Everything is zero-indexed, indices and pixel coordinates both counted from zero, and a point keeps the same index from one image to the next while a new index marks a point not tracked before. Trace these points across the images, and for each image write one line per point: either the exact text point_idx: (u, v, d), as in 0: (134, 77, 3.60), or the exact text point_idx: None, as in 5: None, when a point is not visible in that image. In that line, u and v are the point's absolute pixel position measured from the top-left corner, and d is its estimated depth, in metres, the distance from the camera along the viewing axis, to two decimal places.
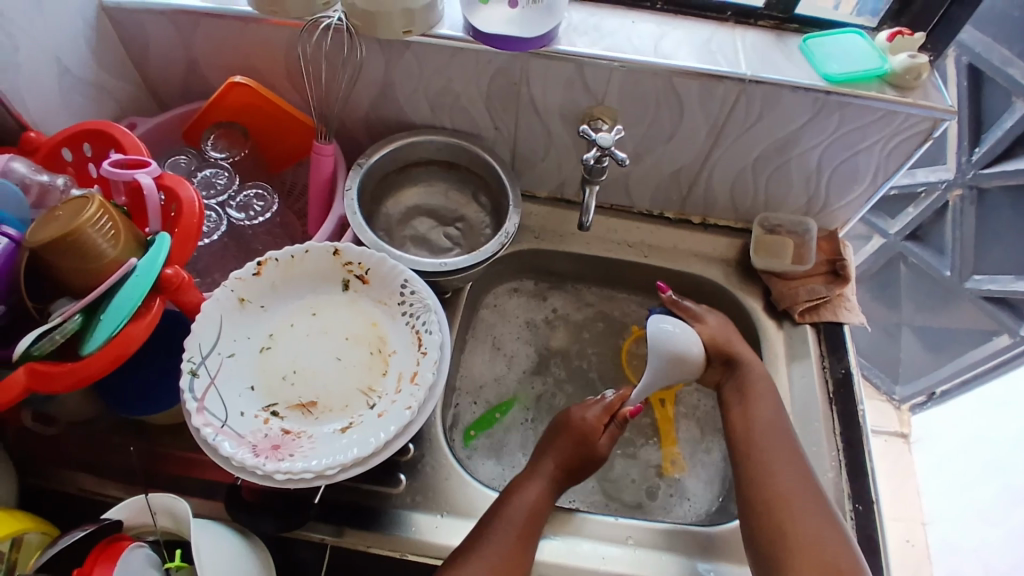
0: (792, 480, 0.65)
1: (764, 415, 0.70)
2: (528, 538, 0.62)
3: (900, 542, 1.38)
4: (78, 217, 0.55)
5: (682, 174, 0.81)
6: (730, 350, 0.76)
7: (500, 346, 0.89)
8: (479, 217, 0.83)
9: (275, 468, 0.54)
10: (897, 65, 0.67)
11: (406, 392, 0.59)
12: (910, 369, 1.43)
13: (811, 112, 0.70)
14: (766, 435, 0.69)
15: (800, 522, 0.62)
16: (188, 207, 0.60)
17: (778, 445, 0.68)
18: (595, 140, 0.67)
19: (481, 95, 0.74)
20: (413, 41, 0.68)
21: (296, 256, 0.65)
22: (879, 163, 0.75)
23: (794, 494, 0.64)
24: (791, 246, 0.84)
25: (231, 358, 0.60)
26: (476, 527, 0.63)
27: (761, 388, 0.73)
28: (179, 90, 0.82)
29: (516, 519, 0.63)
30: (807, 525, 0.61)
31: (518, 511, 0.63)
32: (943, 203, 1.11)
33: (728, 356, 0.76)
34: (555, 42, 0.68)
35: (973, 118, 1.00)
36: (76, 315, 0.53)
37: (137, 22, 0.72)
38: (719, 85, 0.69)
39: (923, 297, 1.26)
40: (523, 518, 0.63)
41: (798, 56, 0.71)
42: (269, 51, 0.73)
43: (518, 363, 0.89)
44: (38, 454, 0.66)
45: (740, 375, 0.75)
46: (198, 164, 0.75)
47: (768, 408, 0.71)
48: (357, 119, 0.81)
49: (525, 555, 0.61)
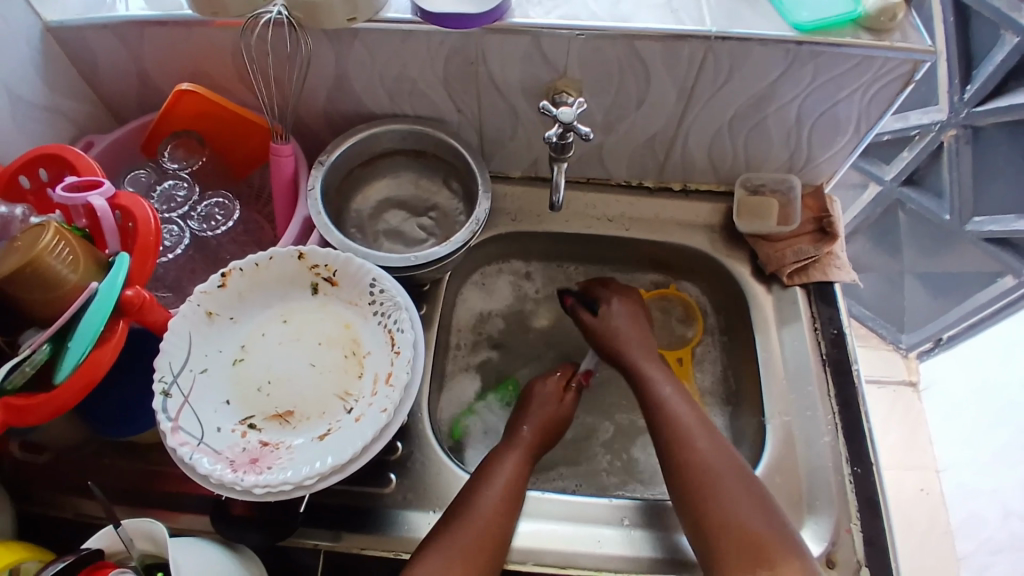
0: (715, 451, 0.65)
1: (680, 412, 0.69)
2: (509, 509, 0.64)
3: (915, 490, 1.36)
4: (36, 245, 0.54)
5: (657, 140, 0.78)
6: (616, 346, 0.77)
7: (490, 334, 0.88)
8: (452, 204, 0.81)
9: (254, 482, 0.54)
10: (870, 7, 0.64)
11: (381, 394, 0.58)
12: (916, 317, 1.40)
13: (783, 65, 0.67)
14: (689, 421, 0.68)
15: (718, 505, 0.62)
16: (145, 225, 0.58)
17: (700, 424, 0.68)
18: (556, 116, 0.65)
19: (440, 78, 0.71)
20: (360, 29, 0.66)
21: (261, 263, 0.64)
22: (861, 111, 0.71)
23: (715, 469, 0.64)
24: (775, 207, 0.81)
25: (204, 374, 0.60)
26: (458, 499, 0.65)
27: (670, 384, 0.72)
28: (136, 103, 0.79)
29: (499, 486, 0.65)
30: (732, 505, 0.62)
31: (498, 482, 0.65)
32: (937, 145, 1.06)
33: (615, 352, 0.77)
34: (509, 16, 0.65)
35: (962, 54, 0.96)
36: (44, 345, 0.52)
37: (81, 39, 0.70)
38: (684, 46, 0.65)
39: (923, 242, 1.23)
40: (510, 478, 0.66)
41: (766, 7, 0.67)
42: (217, 54, 0.71)
43: (506, 351, 0.88)
44: (29, 484, 0.66)
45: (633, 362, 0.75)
46: (158, 177, 0.74)
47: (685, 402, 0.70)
48: (317, 114, 0.78)
49: (505, 522, 0.63)
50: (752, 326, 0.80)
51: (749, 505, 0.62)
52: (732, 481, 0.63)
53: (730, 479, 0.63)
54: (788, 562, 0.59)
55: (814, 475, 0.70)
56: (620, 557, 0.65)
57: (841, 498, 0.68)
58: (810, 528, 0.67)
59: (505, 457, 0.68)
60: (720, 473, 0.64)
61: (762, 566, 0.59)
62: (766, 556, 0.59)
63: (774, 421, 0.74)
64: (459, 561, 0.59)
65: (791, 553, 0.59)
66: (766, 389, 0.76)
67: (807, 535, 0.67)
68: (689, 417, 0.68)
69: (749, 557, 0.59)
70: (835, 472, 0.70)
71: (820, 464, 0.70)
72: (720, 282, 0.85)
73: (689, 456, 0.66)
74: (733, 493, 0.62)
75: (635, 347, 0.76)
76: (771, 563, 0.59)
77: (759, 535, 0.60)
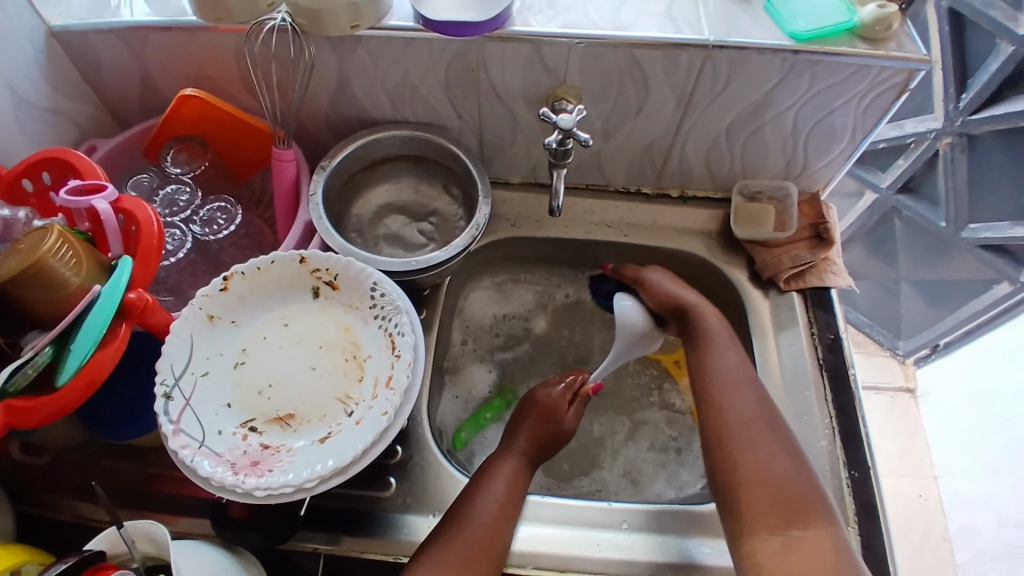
0: (746, 407, 0.68)
1: (725, 372, 0.70)
2: (506, 516, 0.64)
3: (912, 497, 1.36)
4: (39, 247, 0.54)
5: (656, 147, 0.79)
6: (672, 299, 0.77)
7: (494, 334, 0.89)
8: (452, 209, 0.82)
9: (254, 485, 0.54)
10: (865, 17, 0.64)
11: (382, 397, 0.59)
12: (913, 324, 1.41)
13: (779, 74, 0.68)
14: (731, 372, 0.70)
15: (754, 463, 0.64)
16: (147, 228, 0.59)
17: (740, 376, 0.70)
18: (556, 123, 0.65)
19: (441, 84, 0.72)
20: (363, 36, 0.66)
21: (263, 267, 0.64)
22: (856, 119, 0.72)
23: (744, 424, 0.66)
24: (771, 213, 0.82)
25: (205, 377, 0.60)
26: (455, 505, 0.65)
27: (722, 339, 0.73)
28: (138, 106, 0.80)
29: (497, 492, 0.65)
30: (760, 460, 0.64)
31: (497, 489, 0.65)
32: (933, 153, 1.08)
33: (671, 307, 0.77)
34: (510, 23, 0.66)
35: (958, 63, 0.97)
36: (46, 347, 0.52)
37: (85, 43, 0.71)
38: (683, 54, 0.66)
39: (920, 249, 1.24)
40: (508, 483, 0.66)
41: (763, 16, 0.68)
42: (221, 59, 0.71)
43: (505, 356, 0.89)
44: (28, 485, 0.66)
45: (687, 318, 0.76)
46: (160, 181, 0.75)
47: (730, 354, 0.72)
48: (319, 119, 0.79)
49: (504, 530, 0.63)
50: (749, 332, 0.81)
51: (785, 464, 0.63)
52: (761, 440, 0.65)
53: (761, 435, 0.65)
54: (816, 520, 0.60)
55: None
56: (619, 560, 0.66)
57: (838, 502, 0.68)
58: None
59: (502, 460, 0.68)
60: (757, 432, 0.66)
61: (793, 525, 0.60)
62: (799, 515, 0.61)
63: None
64: (458, 566, 0.59)
65: (821, 513, 0.61)
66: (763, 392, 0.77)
67: None
68: (730, 368, 0.71)
69: (778, 516, 0.61)
70: (832, 476, 0.70)
71: (818, 468, 0.71)
72: (718, 288, 0.86)
73: (725, 417, 0.68)
74: (769, 450, 0.64)
75: (691, 300, 0.77)
76: (804, 522, 0.60)
77: (792, 494, 0.62)
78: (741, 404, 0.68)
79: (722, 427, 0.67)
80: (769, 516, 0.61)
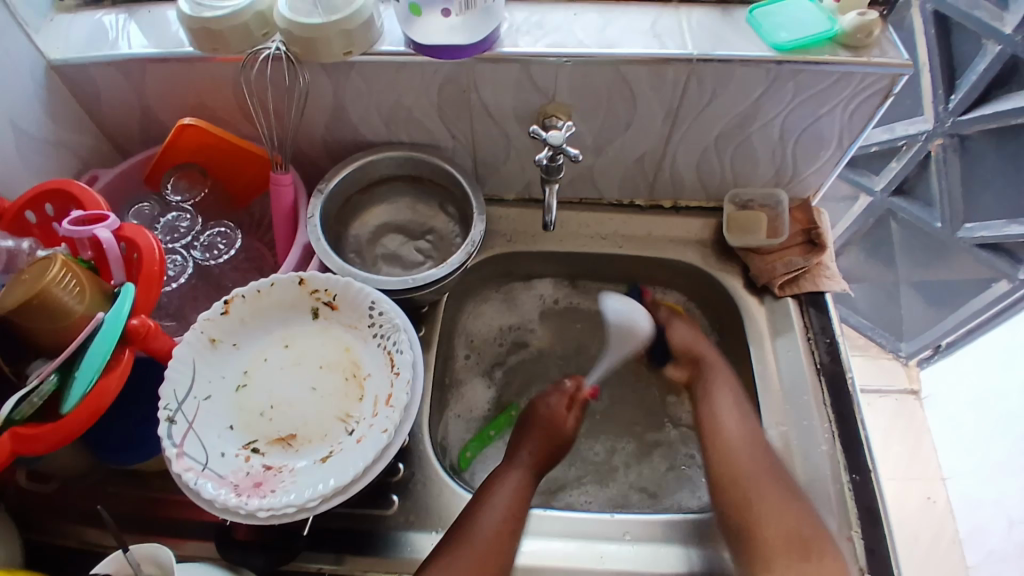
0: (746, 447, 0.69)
1: (727, 420, 0.72)
2: (510, 525, 0.65)
3: (920, 499, 1.35)
4: (43, 277, 0.55)
5: (646, 160, 0.80)
6: (695, 351, 0.81)
7: (500, 343, 0.91)
8: (448, 227, 0.83)
9: (257, 506, 0.54)
10: (847, 25, 0.66)
11: (382, 415, 0.60)
12: (914, 326, 1.41)
13: (764, 84, 0.69)
14: (729, 416, 0.73)
15: (771, 515, 0.65)
16: (149, 254, 0.60)
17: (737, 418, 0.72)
18: (546, 140, 0.67)
19: (433, 106, 0.74)
20: (355, 62, 0.68)
21: (263, 289, 0.65)
22: (843, 125, 0.73)
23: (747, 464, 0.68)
24: (763, 221, 0.83)
25: (207, 401, 0.61)
26: (460, 519, 0.65)
27: (724, 389, 0.76)
28: (138, 136, 0.82)
29: (501, 506, 0.65)
30: (768, 498, 0.66)
31: (500, 503, 0.66)
32: (925, 155, 1.09)
33: (694, 356, 0.81)
34: (498, 45, 0.68)
35: (945, 65, 0.99)
36: (51, 375, 0.53)
37: (85, 76, 0.73)
38: (668, 68, 0.68)
39: (917, 251, 1.24)
40: (511, 497, 0.66)
41: (747, 29, 0.70)
42: (217, 88, 0.73)
43: (506, 369, 0.90)
44: (34, 512, 0.67)
45: (704, 369, 0.79)
46: (162, 210, 0.76)
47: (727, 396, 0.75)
48: (315, 143, 0.81)
49: (508, 542, 0.63)
50: (746, 339, 0.81)
51: (799, 511, 0.65)
52: (764, 479, 0.67)
53: (763, 474, 0.67)
54: (829, 554, 0.62)
55: (812, 486, 0.70)
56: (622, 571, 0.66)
57: (841, 507, 0.69)
58: None
59: (506, 475, 0.69)
60: (771, 484, 0.67)
61: (807, 560, 0.62)
62: (812, 549, 0.62)
63: (772, 432, 0.75)
64: None
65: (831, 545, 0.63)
66: (762, 400, 0.77)
67: None
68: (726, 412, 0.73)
69: (794, 553, 0.62)
70: (833, 481, 0.70)
71: (819, 473, 0.71)
72: (714, 296, 0.86)
73: (732, 463, 0.69)
74: (774, 489, 0.66)
75: (711, 355, 0.80)
76: (818, 556, 0.62)
77: (806, 531, 0.63)
78: (751, 456, 0.69)
79: (735, 483, 0.68)
80: (785, 553, 0.63)
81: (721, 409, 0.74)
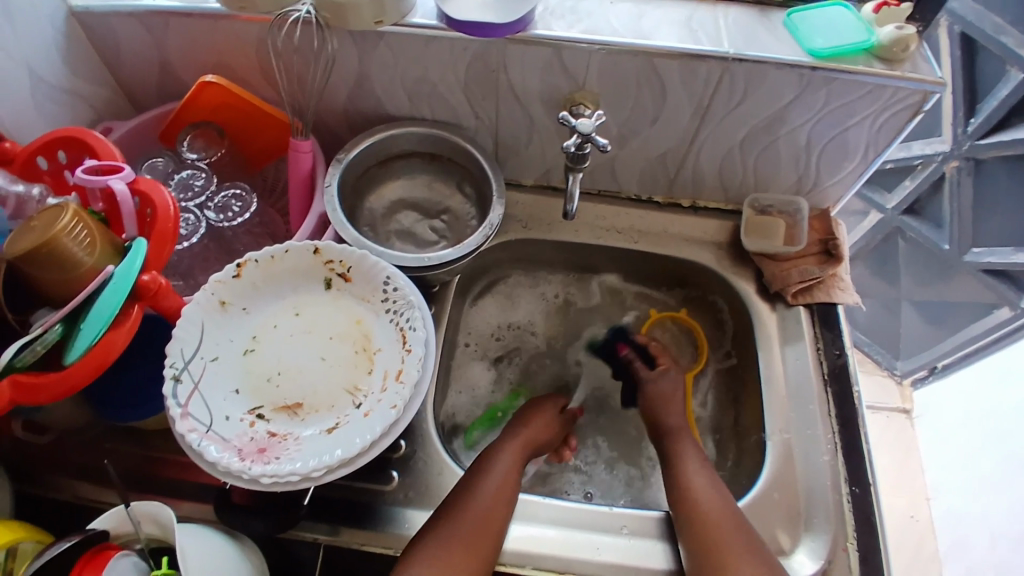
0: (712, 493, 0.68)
1: (693, 474, 0.70)
2: (506, 499, 0.65)
3: (904, 516, 1.37)
4: (53, 226, 0.54)
5: (669, 156, 0.80)
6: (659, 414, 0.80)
7: (496, 339, 0.90)
8: (465, 208, 0.82)
9: (260, 472, 0.54)
10: (883, 37, 0.65)
11: (391, 391, 0.59)
12: (911, 345, 1.42)
13: (796, 90, 0.68)
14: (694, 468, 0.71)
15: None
16: (163, 211, 0.59)
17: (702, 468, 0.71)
18: (575, 126, 0.66)
19: (460, 83, 0.73)
20: (386, 31, 0.67)
21: (277, 255, 0.64)
22: (870, 137, 0.73)
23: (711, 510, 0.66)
24: (782, 228, 0.83)
25: (214, 363, 0.60)
26: (459, 488, 0.66)
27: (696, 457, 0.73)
28: (155, 91, 0.80)
29: (496, 477, 0.67)
30: (732, 544, 0.63)
31: (498, 473, 0.67)
32: (939, 175, 1.09)
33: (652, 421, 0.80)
34: (532, 27, 0.67)
35: (967, 88, 0.98)
36: (56, 325, 0.52)
37: (106, 26, 0.71)
38: (702, 65, 0.67)
39: (922, 271, 1.25)
40: (508, 469, 0.68)
41: (782, 32, 0.69)
42: (241, 48, 0.72)
43: (508, 361, 0.89)
44: (27, 464, 0.66)
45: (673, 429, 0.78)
46: (175, 166, 0.75)
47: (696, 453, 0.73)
48: (336, 113, 0.79)
49: (504, 509, 0.65)
50: (755, 344, 0.81)
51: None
52: (727, 524, 0.64)
53: (727, 523, 0.65)
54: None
55: (811, 494, 0.71)
56: (618, 564, 0.66)
57: (838, 517, 0.69)
58: (806, 545, 0.68)
59: (501, 453, 0.70)
60: (736, 537, 0.63)
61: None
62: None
63: (775, 438, 0.75)
64: (459, 542, 0.60)
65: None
66: (767, 405, 0.77)
67: (803, 552, 0.67)
68: (696, 466, 0.71)
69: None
70: (832, 490, 0.70)
71: (819, 482, 0.71)
72: (724, 298, 0.86)
73: (700, 508, 0.66)
74: (740, 541, 0.63)
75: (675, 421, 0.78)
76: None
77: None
78: (718, 512, 0.66)
79: (698, 528, 0.65)
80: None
81: (691, 471, 0.71)
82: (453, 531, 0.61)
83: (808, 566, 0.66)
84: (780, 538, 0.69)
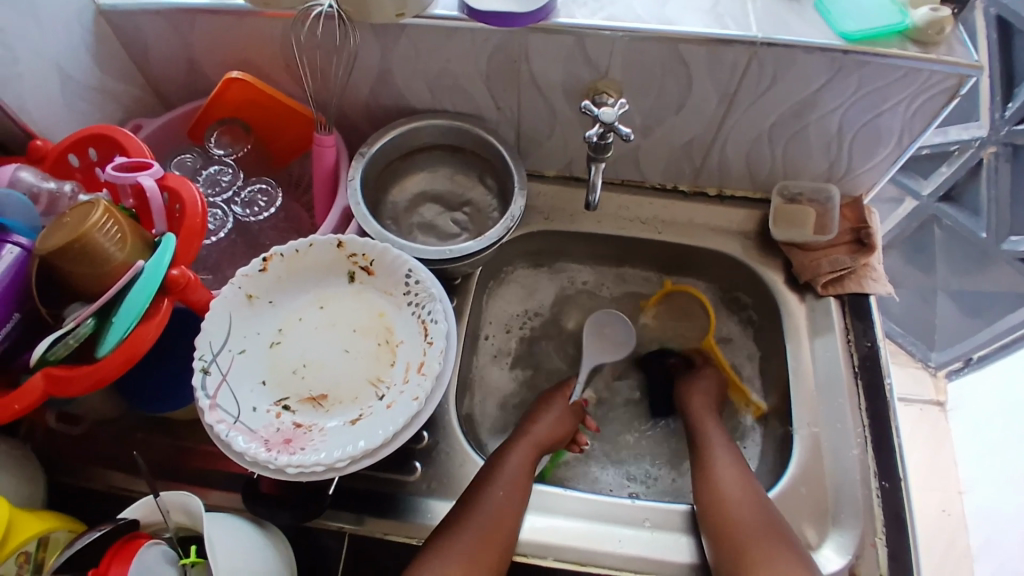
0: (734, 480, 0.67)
1: (721, 460, 0.70)
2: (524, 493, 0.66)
3: (936, 511, 1.33)
4: (85, 221, 0.55)
5: (695, 145, 0.78)
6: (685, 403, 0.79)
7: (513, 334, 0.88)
8: (486, 200, 0.82)
9: (287, 461, 0.55)
10: (918, 19, 0.63)
11: (413, 383, 0.59)
12: (946, 336, 1.38)
13: (829, 73, 0.66)
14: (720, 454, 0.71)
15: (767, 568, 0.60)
16: (191, 208, 0.60)
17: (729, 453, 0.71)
18: (597, 116, 0.65)
19: (481, 75, 0.72)
20: (406, 24, 0.66)
21: (301, 250, 0.65)
22: (904, 123, 0.70)
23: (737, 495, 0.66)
24: (811, 216, 0.80)
25: (242, 355, 0.61)
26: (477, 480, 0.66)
27: (718, 442, 0.73)
28: (181, 88, 0.81)
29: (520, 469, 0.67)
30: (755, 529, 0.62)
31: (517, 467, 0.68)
32: (976, 162, 1.04)
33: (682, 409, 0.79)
34: (554, 16, 0.66)
35: (1004, 71, 0.94)
36: (88, 319, 0.53)
37: (132, 24, 0.72)
38: (728, 50, 0.65)
39: (958, 260, 1.20)
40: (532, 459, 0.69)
41: (812, 14, 0.66)
42: (263, 44, 0.72)
43: (528, 362, 0.88)
44: (65, 453, 0.68)
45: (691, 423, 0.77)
46: (203, 162, 0.76)
47: (721, 439, 0.73)
48: (358, 106, 0.80)
49: (522, 496, 0.65)
50: (783, 334, 0.79)
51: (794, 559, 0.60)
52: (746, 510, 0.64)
53: (748, 509, 0.64)
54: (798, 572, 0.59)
55: (840, 487, 0.69)
56: (641, 557, 0.65)
57: (867, 511, 0.67)
58: (834, 541, 0.66)
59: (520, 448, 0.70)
60: (764, 521, 0.63)
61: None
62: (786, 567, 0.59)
63: (803, 432, 0.73)
64: (482, 531, 0.61)
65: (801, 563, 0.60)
66: (796, 398, 0.75)
67: (830, 548, 0.66)
68: (719, 452, 0.72)
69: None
70: (862, 486, 0.69)
71: (848, 476, 0.69)
72: (751, 289, 0.85)
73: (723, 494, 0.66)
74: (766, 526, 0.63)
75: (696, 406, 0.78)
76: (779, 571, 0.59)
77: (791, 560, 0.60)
78: (742, 498, 0.65)
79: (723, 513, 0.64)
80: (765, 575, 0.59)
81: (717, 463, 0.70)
82: (478, 521, 0.62)
83: (836, 562, 0.65)
84: (806, 533, 0.67)
